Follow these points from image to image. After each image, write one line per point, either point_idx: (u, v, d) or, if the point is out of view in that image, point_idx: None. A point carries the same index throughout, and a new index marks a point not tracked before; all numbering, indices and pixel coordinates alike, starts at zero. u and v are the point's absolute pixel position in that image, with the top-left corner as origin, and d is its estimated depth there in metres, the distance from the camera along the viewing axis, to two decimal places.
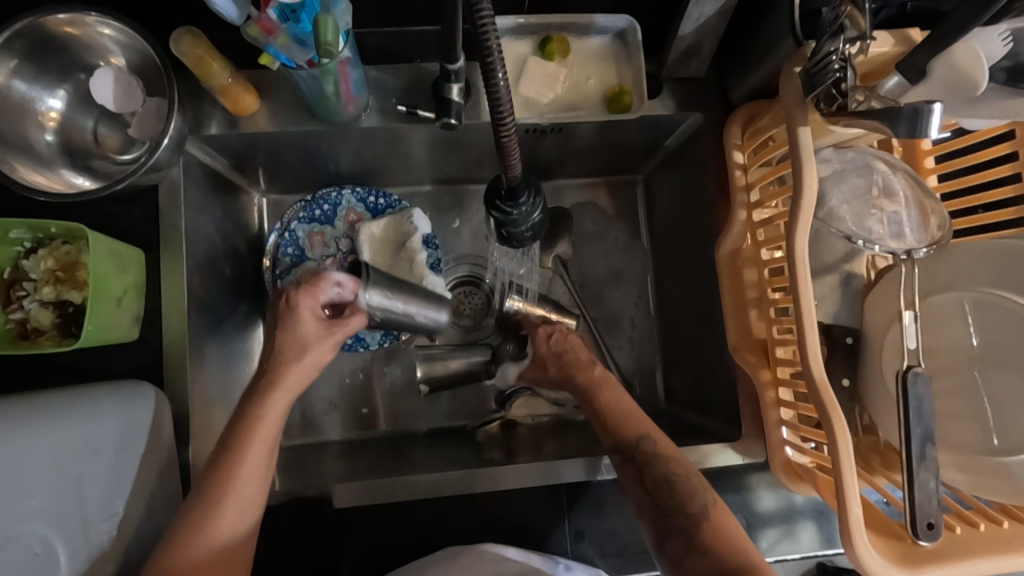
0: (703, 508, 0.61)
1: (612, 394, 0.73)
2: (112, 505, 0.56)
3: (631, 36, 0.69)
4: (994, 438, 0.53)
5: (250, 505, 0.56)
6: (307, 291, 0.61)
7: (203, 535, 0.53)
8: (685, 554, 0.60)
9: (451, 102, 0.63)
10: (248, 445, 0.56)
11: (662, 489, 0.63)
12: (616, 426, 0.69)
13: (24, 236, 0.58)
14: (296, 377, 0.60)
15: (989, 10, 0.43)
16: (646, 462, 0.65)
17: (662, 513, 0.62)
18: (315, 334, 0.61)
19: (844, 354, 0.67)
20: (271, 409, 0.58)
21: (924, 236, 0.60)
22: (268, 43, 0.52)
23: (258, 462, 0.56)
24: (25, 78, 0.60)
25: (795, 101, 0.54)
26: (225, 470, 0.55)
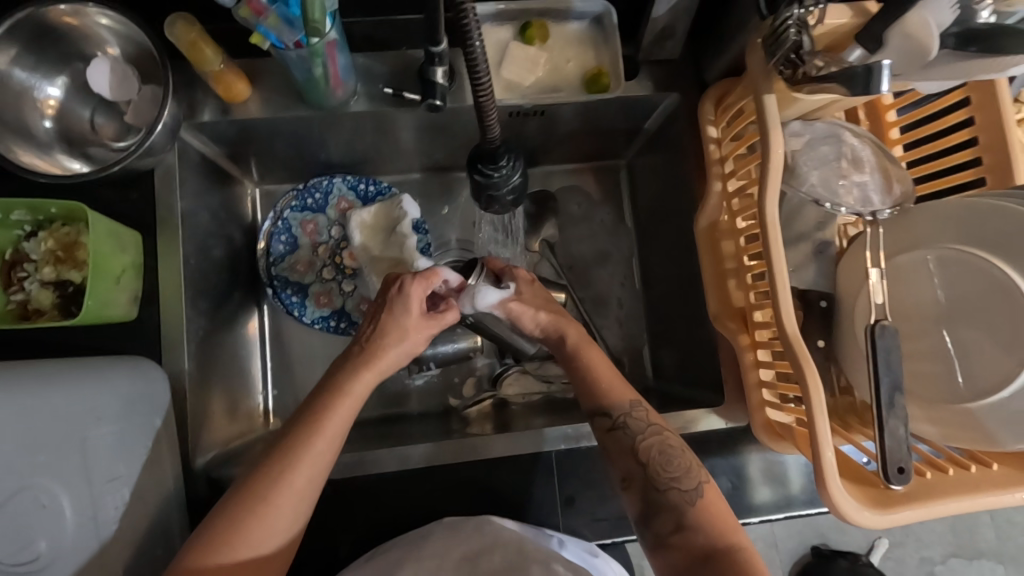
0: (697, 484, 0.63)
1: (594, 357, 0.71)
2: (118, 471, 0.59)
3: (608, 20, 0.72)
4: (959, 378, 0.55)
5: (318, 477, 0.58)
6: (424, 282, 0.64)
7: (285, 482, 0.56)
8: (672, 532, 0.62)
9: (436, 85, 0.66)
10: (333, 413, 0.59)
11: (656, 459, 0.64)
12: (603, 389, 0.69)
13: (24, 218, 0.60)
14: (385, 366, 0.63)
15: None
16: (638, 432, 0.66)
17: (654, 487, 0.64)
18: (418, 326, 0.65)
19: (819, 316, 0.70)
20: (356, 386, 0.61)
21: (889, 197, 0.64)
22: (258, 23, 0.54)
23: (335, 435, 0.59)
24: (25, 67, 0.62)
25: (761, 74, 0.58)
26: (308, 431, 0.58)
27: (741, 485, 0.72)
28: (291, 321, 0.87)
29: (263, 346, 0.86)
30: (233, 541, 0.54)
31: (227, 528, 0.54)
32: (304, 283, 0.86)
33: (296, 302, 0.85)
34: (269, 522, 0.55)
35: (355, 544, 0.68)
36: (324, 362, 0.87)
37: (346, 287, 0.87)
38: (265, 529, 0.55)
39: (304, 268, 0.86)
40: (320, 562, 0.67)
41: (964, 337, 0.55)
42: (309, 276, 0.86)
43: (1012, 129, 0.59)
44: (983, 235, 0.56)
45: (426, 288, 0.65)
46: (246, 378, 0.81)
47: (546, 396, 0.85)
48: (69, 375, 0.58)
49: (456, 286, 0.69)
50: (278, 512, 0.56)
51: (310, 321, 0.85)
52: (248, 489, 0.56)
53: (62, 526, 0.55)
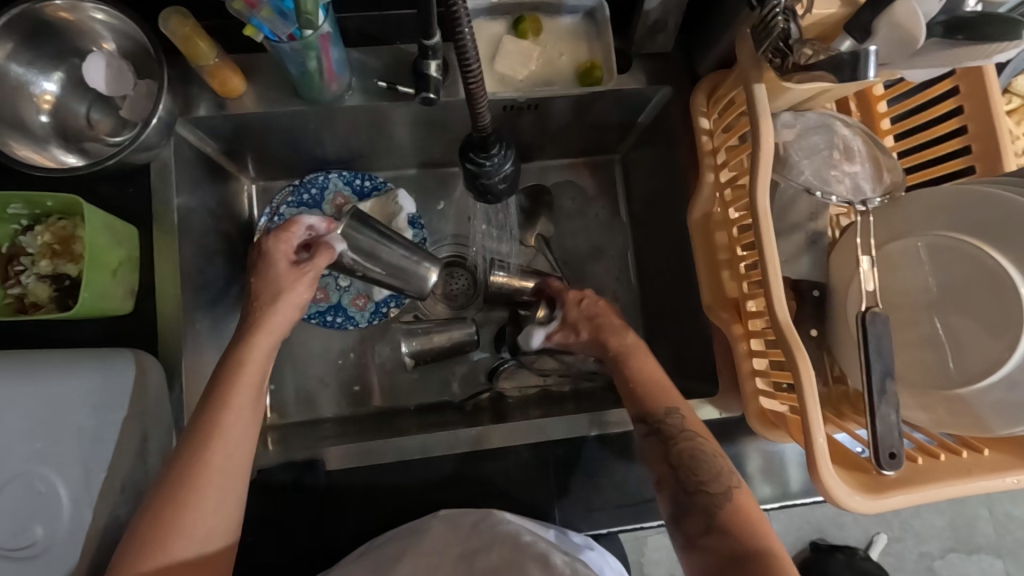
0: (726, 488, 0.63)
1: (642, 363, 0.73)
2: (106, 458, 0.58)
3: (600, 13, 0.73)
4: (950, 363, 0.56)
5: (238, 453, 0.58)
6: (283, 235, 0.67)
7: (203, 462, 0.56)
8: (702, 533, 0.62)
9: (430, 78, 0.66)
10: (233, 387, 0.59)
11: (686, 463, 0.65)
12: (643, 394, 0.70)
13: (21, 212, 0.61)
14: (276, 323, 0.64)
15: None
16: (672, 435, 0.66)
17: (684, 489, 0.64)
18: (288, 275, 0.65)
19: (812, 306, 0.70)
20: (256, 352, 0.61)
21: (880, 185, 0.65)
22: (251, 16, 0.54)
23: (244, 409, 0.59)
24: (22, 62, 0.62)
25: (750, 63, 0.58)
26: (213, 407, 0.58)
27: (737, 475, 0.73)
28: None
29: None
30: (177, 533, 0.54)
31: (156, 521, 0.54)
32: None
33: None
34: (198, 504, 0.55)
35: (351, 536, 0.68)
36: (321, 357, 0.88)
37: (342, 280, 0.88)
38: (195, 515, 0.54)
39: None
40: (318, 555, 0.68)
41: (956, 324, 0.55)
42: None
43: (1001, 118, 0.59)
44: (974, 221, 0.56)
45: (290, 241, 0.67)
46: None
47: (542, 389, 0.85)
48: (50, 365, 0.59)
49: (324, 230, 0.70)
50: (205, 495, 0.55)
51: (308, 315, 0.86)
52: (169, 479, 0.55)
53: (59, 513, 0.56)
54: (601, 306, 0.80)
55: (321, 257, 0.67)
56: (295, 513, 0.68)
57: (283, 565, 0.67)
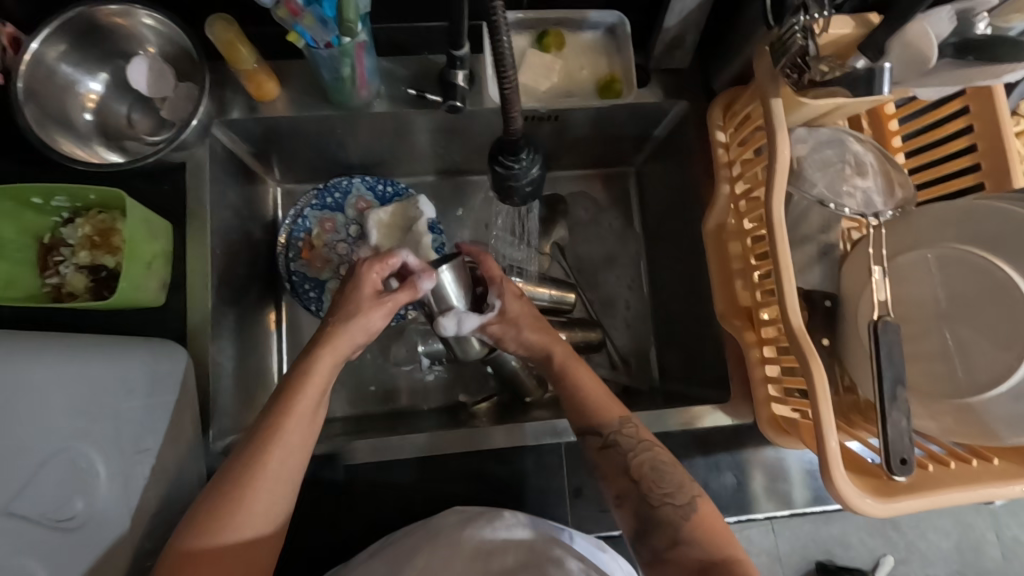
0: (691, 499, 0.63)
1: (584, 375, 0.71)
2: (145, 442, 0.61)
3: (621, 30, 0.76)
4: (961, 375, 0.57)
5: (296, 457, 0.59)
6: (377, 263, 0.64)
7: (262, 464, 0.57)
8: (668, 547, 0.62)
9: (457, 87, 0.70)
10: (299, 398, 0.59)
11: (647, 476, 0.65)
12: (589, 407, 0.69)
13: (63, 205, 0.63)
14: (342, 346, 0.62)
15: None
16: (628, 449, 0.66)
17: (647, 502, 0.64)
18: (369, 304, 0.63)
19: (823, 316, 0.72)
20: (319, 369, 0.61)
21: (890, 200, 0.67)
22: (294, 23, 0.57)
23: (304, 416, 0.59)
24: (71, 62, 0.66)
25: (767, 78, 0.62)
26: (277, 411, 0.59)
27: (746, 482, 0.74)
28: (308, 315, 0.90)
29: (282, 337, 0.89)
30: (227, 526, 0.55)
31: (210, 514, 0.55)
32: (321, 279, 0.88)
33: (314, 297, 0.88)
34: (252, 499, 0.56)
35: (368, 531, 0.70)
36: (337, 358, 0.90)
37: None
38: (246, 512, 0.56)
39: (322, 264, 0.89)
40: (334, 545, 0.69)
41: (966, 335, 0.57)
42: (326, 272, 0.89)
43: (1010, 140, 0.61)
44: (984, 235, 0.58)
45: (383, 271, 0.64)
46: (264, 368, 0.84)
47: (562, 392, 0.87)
48: (96, 348, 0.60)
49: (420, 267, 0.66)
50: (258, 493, 0.56)
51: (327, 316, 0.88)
52: (227, 473, 0.57)
53: (97, 489, 0.56)
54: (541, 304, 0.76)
55: (404, 292, 0.64)
56: (310, 505, 0.69)
57: (297, 557, 0.68)
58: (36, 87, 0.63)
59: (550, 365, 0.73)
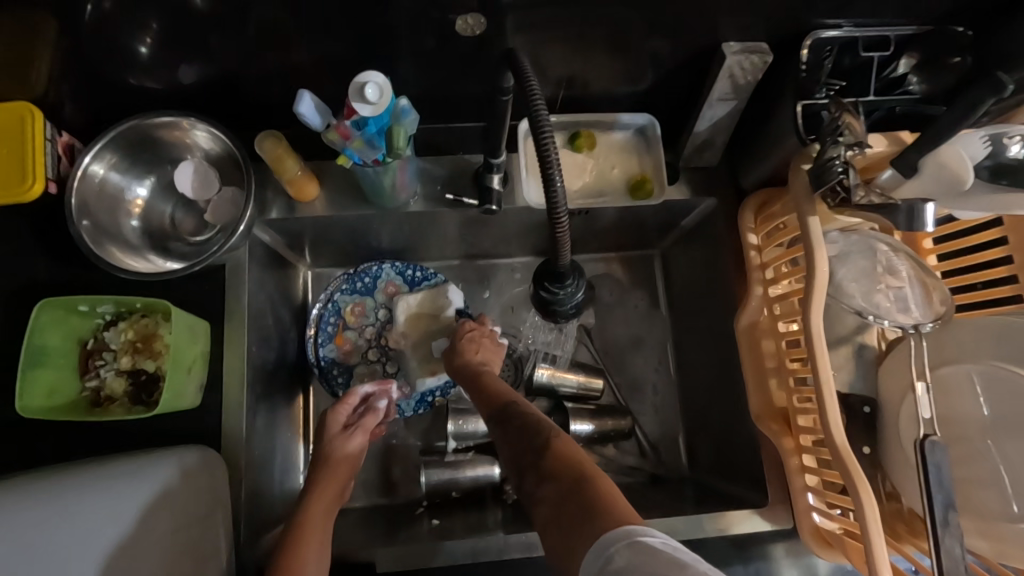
0: (548, 439, 0.63)
1: (495, 377, 0.78)
2: (201, 539, 0.60)
3: (651, 131, 0.78)
4: (1013, 504, 0.56)
5: None
6: (340, 404, 0.80)
7: None
8: (537, 485, 0.58)
9: (491, 191, 0.73)
10: (313, 506, 0.70)
11: (518, 432, 0.66)
12: (493, 386, 0.76)
13: (107, 310, 0.64)
14: (335, 486, 0.74)
15: (970, 115, 0.51)
16: (513, 417, 0.69)
17: (528, 454, 0.63)
18: (341, 438, 0.78)
19: (862, 423, 0.70)
20: (315, 509, 0.70)
21: (931, 311, 0.65)
22: (344, 145, 0.58)
23: (318, 544, 0.66)
24: (121, 170, 0.68)
25: (803, 195, 0.61)
26: (294, 547, 0.65)
27: None
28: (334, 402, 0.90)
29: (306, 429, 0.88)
30: None
31: None
32: (350, 364, 0.89)
33: (342, 383, 0.88)
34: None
35: None
36: None
37: (388, 369, 0.91)
38: None
39: (349, 351, 0.90)
40: None
41: (1014, 454, 0.57)
42: (354, 357, 0.90)
43: None
44: None
45: (348, 409, 0.81)
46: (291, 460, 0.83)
47: None
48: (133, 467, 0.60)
49: (376, 391, 0.83)
50: None
51: None
52: None
53: None
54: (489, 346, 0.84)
55: (369, 417, 0.80)
56: None
57: None
58: (86, 196, 0.65)
59: (464, 378, 0.80)
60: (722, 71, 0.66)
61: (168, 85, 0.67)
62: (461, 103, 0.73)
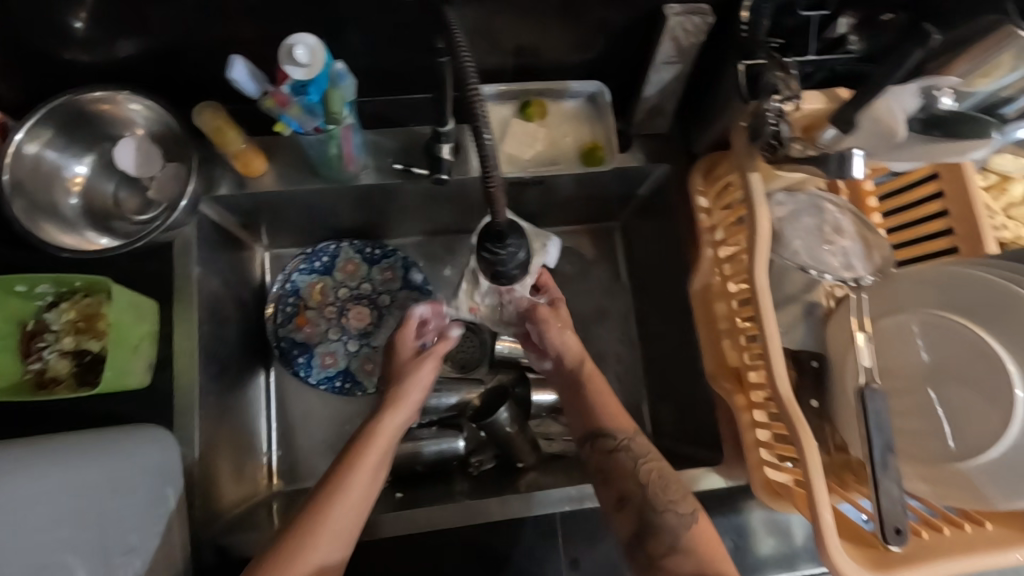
0: (692, 511, 0.65)
1: (600, 389, 0.75)
2: (123, 511, 0.58)
3: (602, 98, 0.78)
4: (951, 442, 0.57)
5: (350, 519, 0.60)
6: (403, 326, 0.78)
7: (327, 509, 0.59)
8: (664, 554, 0.63)
9: (442, 160, 0.73)
10: (366, 449, 0.65)
11: (655, 481, 0.67)
12: (603, 415, 0.72)
13: (48, 290, 0.63)
14: (406, 406, 0.70)
15: (900, 69, 0.53)
16: (642, 455, 0.69)
17: (650, 508, 0.65)
18: (407, 363, 0.74)
19: (812, 376, 0.73)
20: (383, 428, 0.67)
21: (871, 263, 0.69)
22: (282, 113, 0.58)
23: (370, 470, 0.63)
24: (56, 148, 0.66)
25: (743, 152, 0.64)
26: (346, 467, 0.63)
27: (745, 544, 0.73)
28: (296, 383, 0.89)
29: (268, 410, 0.87)
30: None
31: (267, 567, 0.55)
32: (311, 344, 0.89)
33: (303, 363, 0.88)
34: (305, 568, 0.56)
35: None
36: (324, 422, 0.88)
37: (350, 347, 0.90)
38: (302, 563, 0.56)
39: (310, 331, 0.89)
40: None
41: (949, 396, 0.58)
42: (316, 336, 0.89)
43: (978, 207, 0.64)
44: (963, 305, 0.59)
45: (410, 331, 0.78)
46: (252, 443, 0.83)
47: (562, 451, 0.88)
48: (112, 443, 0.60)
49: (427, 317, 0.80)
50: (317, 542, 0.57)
51: (315, 381, 0.88)
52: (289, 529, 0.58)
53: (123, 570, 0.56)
54: (568, 338, 0.79)
55: (440, 345, 0.75)
56: None
57: None
58: (20, 175, 0.63)
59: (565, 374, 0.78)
60: (665, 33, 0.66)
61: (106, 59, 0.65)
62: (408, 75, 0.73)
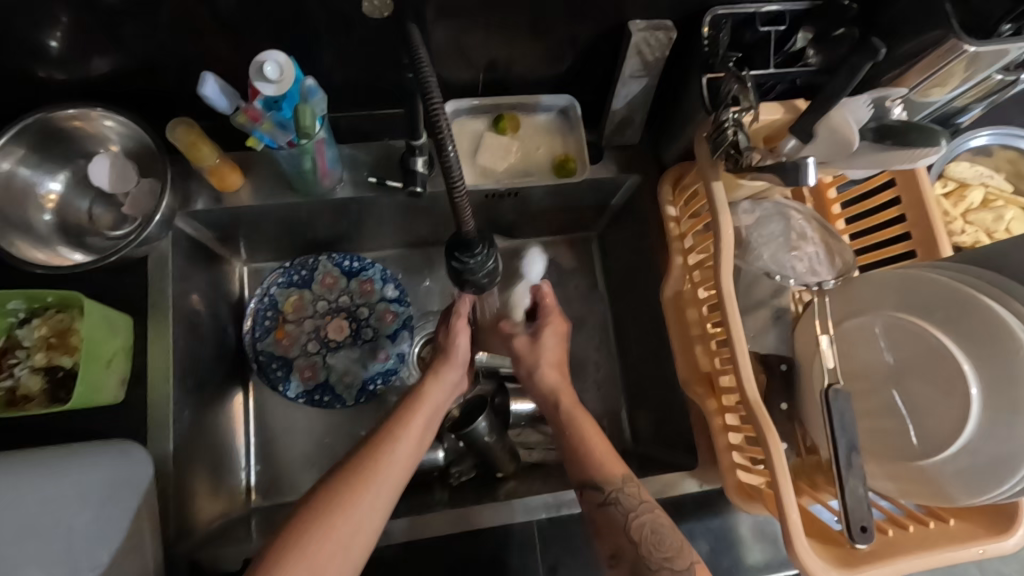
0: (689, 565, 0.63)
1: (582, 420, 0.75)
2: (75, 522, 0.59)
3: (573, 112, 0.80)
4: (913, 439, 0.59)
5: (410, 456, 0.66)
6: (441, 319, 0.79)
7: (392, 443, 0.65)
8: None
9: (416, 173, 0.74)
10: (420, 401, 0.71)
11: (647, 537, 0.65)
12: (593, 465, 0.70)
13: (19, 306, 0.63)
14: (454, 373, 0.75)
15: (853, 80, 0.55)
16: (631, 507, 0.67)
17: (644, 563, 0.64)
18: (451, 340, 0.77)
19: (781, 380, 0.73)
20: (433, 390, 0.72)
21: (833, 268, 0.72)
22: (254, 128, 0.59)
23: (425, 420, 0.69)
24: (30, 165, 0.67)
25: (707, 162, 0.66)
26: (406, 414, 0.69)
27: (721, 546, 0.74)
28: (275, 397, 0.89)
29: (247, 425, 0.87)
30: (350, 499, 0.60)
31: (339, 486, 0.61)
32: (289, 357, 0.88)
33: (281, 377, 0.87)
34: (356, 505, 0.60)
35: None
36: (303, 435, 0.88)
37: (329, 360, 0.90)
38: (375, 485, 0.62)
39: (289, 344, 0.89)
40: None
41: (910, 396, 0.60)
42: (295, 349, 0.89)
43: (934, 213, 0.67)
44: (919, 307, 0.61)
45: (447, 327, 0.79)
46: (229, 457, 0.82)
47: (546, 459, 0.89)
48: (71, 457, 0.61)
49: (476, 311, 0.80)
50: (385, 470, 0.63)
51: (294, 396, 0.87)
52: (357, 457, 0.64)
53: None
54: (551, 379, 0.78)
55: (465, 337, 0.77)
56: None
57: None
58: None
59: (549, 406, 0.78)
60: (630, 48, 0.69)
61: (80, 76, 0.66)
62: (382, 90, 0.75)
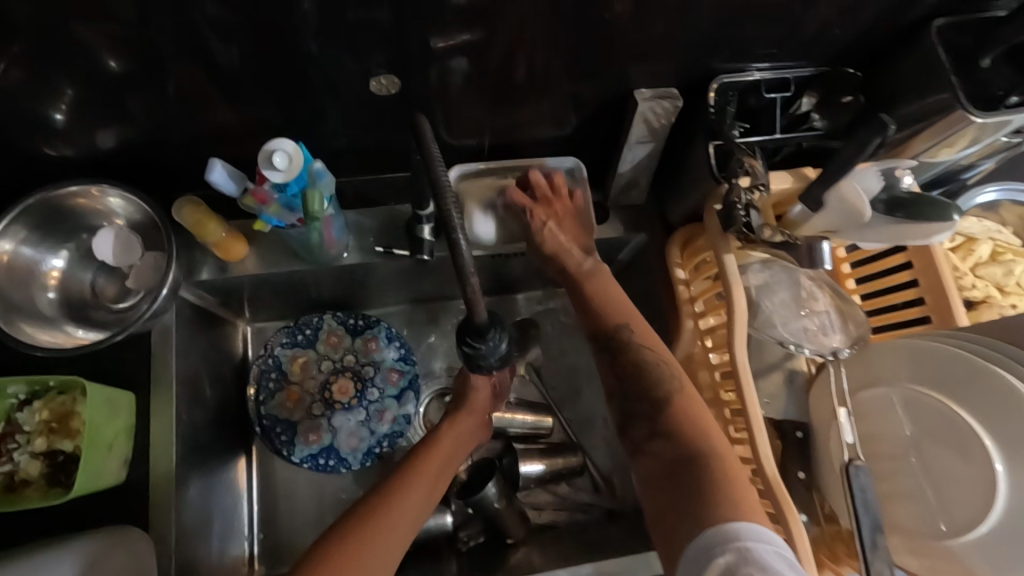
0: (674, 394, 0.63)
1: (606, 285, 0.72)
2: None
3: (580, 173, 0.78)
4: (941, 523, 0.57)
5: (429, 495, 0.65)
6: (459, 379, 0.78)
7: (415, 477, 0.65)
8: (646, 439, 0.63)
9: (423, 241, 0.75)
10: (443, 436, 0.70)
11: (635, 372, 0.66)
12: (605, 317, 0.69)
13: (20, 389, 0.62)
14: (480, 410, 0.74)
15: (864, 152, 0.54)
16: (625, 346, 0.67)
17: (632, 399, 0.65)
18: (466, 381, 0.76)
19: (796, 448, 0.72)
20: (454, 427, 0.72)
21: (847, 334, 0.68)
22: (262, 210, 0.60)
23: (445, 460, 0.68)
24: (33, 244, 0.66)
25: (718, 234, 0.67)
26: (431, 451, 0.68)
27: None
28: (279, 461, 0.87)
29: (251, 491, 0.85)
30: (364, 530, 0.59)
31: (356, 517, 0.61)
32: (292, 420, 0.86)
33: (285, 441, 0.85)
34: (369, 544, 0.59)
35: None
36: (308, 501, 0.86)
37: (332, 421, 0.87)
38: (394, 520, 0.61)
39: (293, 405, 0.87)
40: None
41: (934, 470, 0.58)
42: (299, 412, 0.87)
43: (947, 278, 0.67)
44: (942, 382, 0.60)
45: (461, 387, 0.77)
46: (232, 528, 0.80)
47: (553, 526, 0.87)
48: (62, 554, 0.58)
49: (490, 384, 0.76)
50: (403, 504, 0.62)
51: (298, 459, 0.84)
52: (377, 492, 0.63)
53: None
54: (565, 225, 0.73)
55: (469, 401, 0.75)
56: None
57: None
58: None
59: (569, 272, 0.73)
60: (636, 115, 0.69)
61: (86, 151, 0.66)
62: (388, 156, 0.74)
